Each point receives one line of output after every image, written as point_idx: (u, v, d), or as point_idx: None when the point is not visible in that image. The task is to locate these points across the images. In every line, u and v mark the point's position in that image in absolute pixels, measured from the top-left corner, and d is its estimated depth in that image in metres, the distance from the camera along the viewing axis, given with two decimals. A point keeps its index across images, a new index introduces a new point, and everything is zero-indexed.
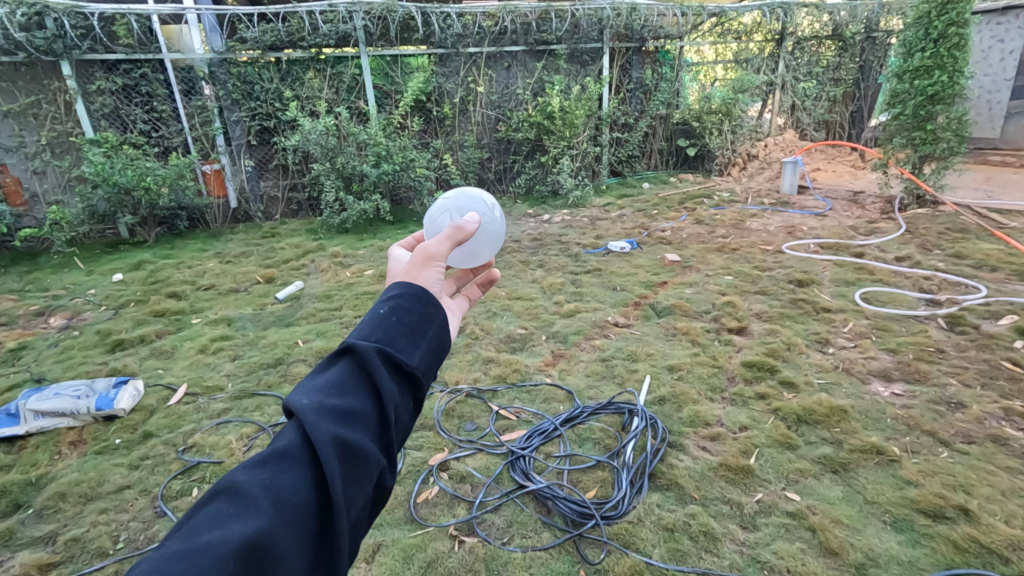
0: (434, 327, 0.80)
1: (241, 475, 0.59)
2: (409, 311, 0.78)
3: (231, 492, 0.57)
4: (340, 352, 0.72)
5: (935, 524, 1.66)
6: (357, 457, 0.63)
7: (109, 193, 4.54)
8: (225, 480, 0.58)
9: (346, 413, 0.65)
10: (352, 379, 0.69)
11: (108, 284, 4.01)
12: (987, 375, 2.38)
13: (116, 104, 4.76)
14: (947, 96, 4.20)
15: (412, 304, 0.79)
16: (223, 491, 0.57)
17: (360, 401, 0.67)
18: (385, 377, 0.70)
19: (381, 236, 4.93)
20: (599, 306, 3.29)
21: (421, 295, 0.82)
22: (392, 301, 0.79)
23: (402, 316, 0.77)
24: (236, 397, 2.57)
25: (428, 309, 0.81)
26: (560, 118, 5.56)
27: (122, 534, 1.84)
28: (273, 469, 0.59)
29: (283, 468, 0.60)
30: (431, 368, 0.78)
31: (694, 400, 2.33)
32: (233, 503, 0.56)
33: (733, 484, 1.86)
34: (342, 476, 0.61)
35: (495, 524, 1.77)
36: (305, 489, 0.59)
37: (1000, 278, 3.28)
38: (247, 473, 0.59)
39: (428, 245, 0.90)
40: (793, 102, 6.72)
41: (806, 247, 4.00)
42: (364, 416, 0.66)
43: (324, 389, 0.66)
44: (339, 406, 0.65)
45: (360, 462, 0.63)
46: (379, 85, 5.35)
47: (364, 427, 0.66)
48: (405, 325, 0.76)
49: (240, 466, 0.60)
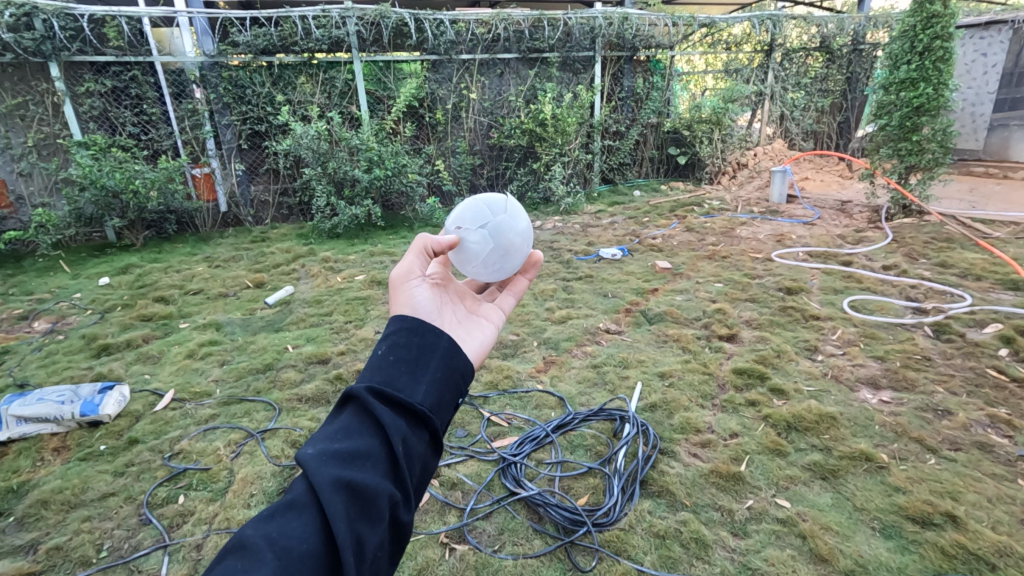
0: (437, 356, 0.78)
1: (250, 530, 0.60)
2: (407, 346, 0.78)
3: (241, 548, 0.58)
4: (344, 401, 0.72)
5: (923, 530, 1.67)
6: (364, 498, 0.63)
7: (96, 195, 4.49)
8: (236, 537, 0.59)
9: (350, 455, 0.65)
10: (356, 421, 0.69)
11: (94, 288, 3.95)
12: (972, 383, 2.40)
13: (105, 106, 4.72)
14: (932, 107, 4.27)
15: (409, 339, 0.79)
16: (235, 548, 0.58)
17: (364, 442, 0.67)
18: (386, 413, 0.69)
19: (372, 241, 4.91)
20: (591, 312, 3.30)
21: (418, 327, 0.81)
22: (391, 339, 0.79)
23: (400, 353, 0.77)
24: (225, 403, 2.54)
25: (428, 339, 0.80)
26: (552, 125, 5.62)
27: (106, 542, 1.80)
28: (281, 521, 0.60)
29: (291, 518, 0.61)
30: (443, 398, 0.76)
31: (685, 406, 2.33)
32: (242, 558, 0.57)
33: (724, 491, 1.87)
34: (348, 517, 0.61)
35: (486, 531, 1.76)
36: (312, 535, 0.59)
37: (984, 287, 3.34)
38: (256, 527, 0.60)
39: (396, 270, 0.94)
40: (782, 112, 6.79)
41: (795, 255, 4.04)
42: (370, 455, 0.66)
43: (328, 436, 0.67)
44: (342, 449, 0.65)
45: (368, 501, 0.63)
46: (372, 90, 5.34)
47: (370, 466, 0.65)
48: (404, 362, 0.76)
49: (251, 521, 0.62)
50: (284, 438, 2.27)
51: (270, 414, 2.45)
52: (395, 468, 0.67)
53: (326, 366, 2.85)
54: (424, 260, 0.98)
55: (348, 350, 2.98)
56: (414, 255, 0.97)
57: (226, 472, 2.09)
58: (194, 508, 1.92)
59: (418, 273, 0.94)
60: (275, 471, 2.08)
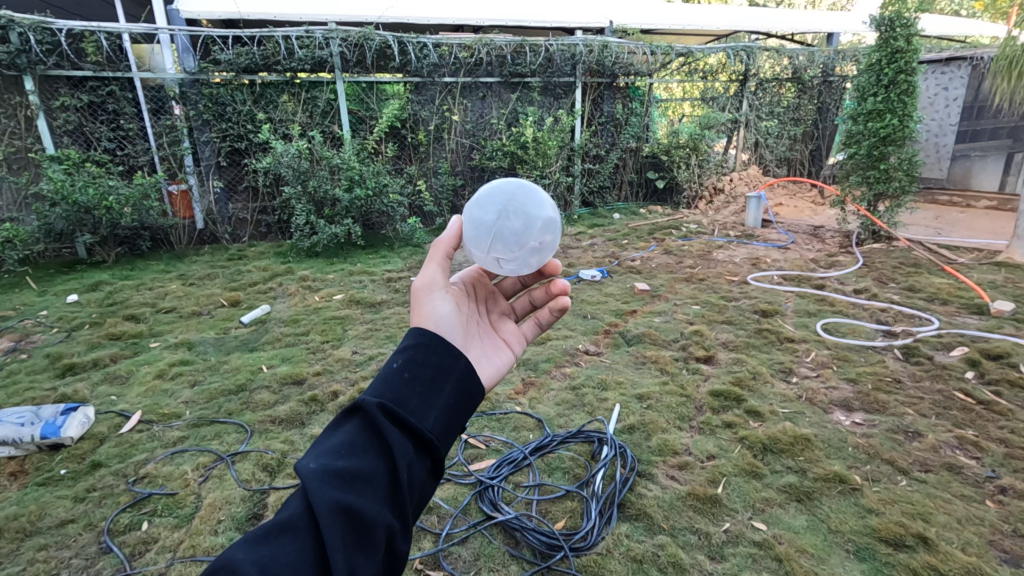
0: (452, 380, 0.78)
1: (240, 553, 0.60)
2: (424, 365, 0.77)
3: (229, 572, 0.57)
4: (350, 412, 0.71)
5: (896, 552, 1.69)
6: (362, 525, 0.62)
7: (67, 211, 4.39)
8: (224, 557, 0.58)
9: (353, 476, 0.64)
10: (362, 438, 0.68)
11: (61, 306, 3.84)
12: (941, 404, 2.45)
13: (80, 121, 4.65)
14: (898, 137, 4.42)
15: (428, 357, 0.78)
16: (222, 571, 0.57)
17: (368, 463, 0.66)
18: (395, 435, 0.68)
19: (352, 260, 4.87)
20: (570, 333, 3.31)
21: (437, 346, 0.80)
22: (405, 355, 0.78)
23: (416, 372, 0.76)
24: (194, 425, 2.48)
25: (445, 360, 0.79)
26: (533, 148, 5.75)
27: (62, 572, 1.72)
28: (274, 545, 0.60)
29: (285, 542, 0.60)
30: (451, 427, 0.75)
31: (663, 428, 2.34)
32: None
33: (701, 514, 1.86)
34: (345, 547, 0.60)
35: (462, 557, 1.73)
36: (304, 564, 0.59)
37: (951, 311, 3.44)
38: (248, 550, 0.60)
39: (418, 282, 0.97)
40: (756, 139, 6.98)
41: (770, 279, 4.12)
42: (373, 478, 0.65)
43: (332, 450, 0.66)
44: (346, 468, 0.64)
45: (366, 529, 0.62)
46: (354, 110, 5.36)
47: (371, 491, 0.64)
48: (419, 382, 0.75)
49: (241, 540, 0.61)
50: (256, 461, 2.21)
51: (241, 436, 2.39)
52: (396, 495, 0.66)
53: (302, 387, 2.80)
54: (444, 268, 1.00)
55: (325, 370, 2.94)
56: (432, 266, 0.99)
57: (194, 497, 2.03)
58: (157, 535, 1.85)
59: (441, 284, 0.97)
60: (245, 495, 2.03)
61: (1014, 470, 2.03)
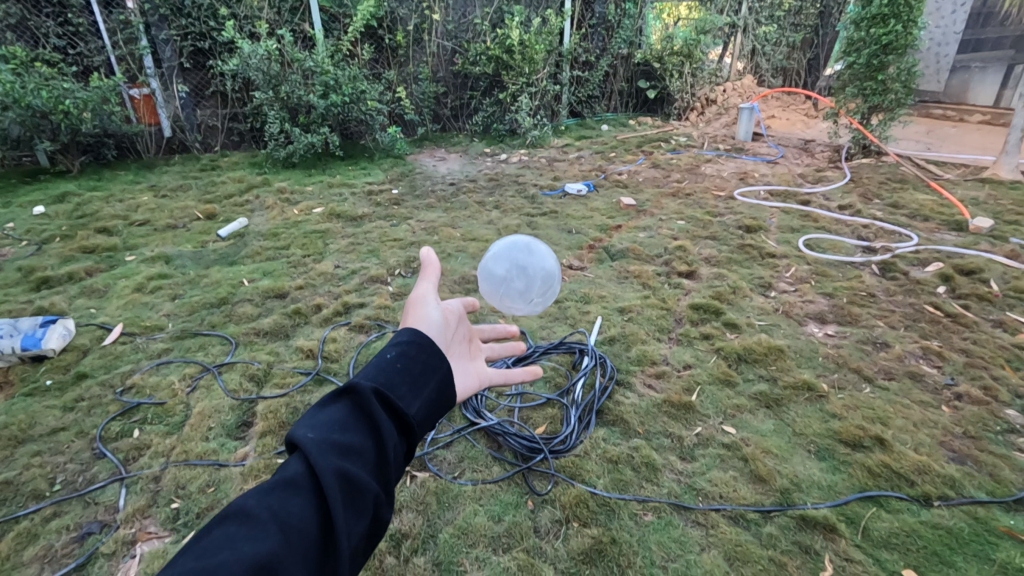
0: (433, 380, 0.97)
1: (250, 502, 0.74)
2: (411, 364, 0.96)
3: (244, 517, 0.72)
4: (347, 396, 0.89)
5: (853, 452, 1.80)
6: (354, 488, 0.78)
7: (21, 115, 4.10)
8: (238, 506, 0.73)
9: (348, 448, 0.82)
10: (356, 419, 0.86)
11: (28, 217, 3.70)
12: (911, 317, 2.54)
13: (23, 14, 4.26)
14: (899, 46, 4.23)
15: (415, 357, 0.97)
16: (236, 515, 0.72)
17: (360, 440, 0.84)
18: (385, 421, 0.87)
19: (331, 172, 4.71)
20: (554, 248, 3.29)
21: (423, 348, 1.00)
22: (397, 350, 0.97)
23: (404, 366, 0.96)
24: (178, 337, 2.48)
25: (429, 361, 0.99)
26: (519, 53, 5.30)
27: (58, 476, 1.77)
28: (282, 497, 0.75)
29: (291, 497, 0.75)
30: (427, 418, 0.95)
31: (642, 340, 2.40)
32: (244, 525, 0.71)
33: (675, 419, 1.96)
34: (341, 503, 0.76)
35: (447, 459, 1.82)
36: (308, 515, 0.74)
37: (931, 227, 3.47)
38: (257, 500, 0.74)
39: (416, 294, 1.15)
40: (753, 47, 6.65)
41: (756, 194, 4.09)
42: (364, 453, 0.83)
43: (331, 426, 0.84)
44: (342, 442, 0.82)
45: (358, 493, 0.78)
46: (326, 7, 4.97)
47: (363, 462, 0.82)
48: (407, 376, 0.94)
49: (250, 494, 0.75)
50: (242, 372, 2.24)
51: (226, 348, 2.41)
52: (381, 469, 0.84)
53: (284, 300, 2.78)
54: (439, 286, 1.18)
55: (307, 284, 2.92)
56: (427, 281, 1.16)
57: (183, 406, 2.06)
58: (150, 441, 1.90)
59: (434, 297, 1.14)
60: (233, 404, 2.07)
61: (971, 379, 2.13)
